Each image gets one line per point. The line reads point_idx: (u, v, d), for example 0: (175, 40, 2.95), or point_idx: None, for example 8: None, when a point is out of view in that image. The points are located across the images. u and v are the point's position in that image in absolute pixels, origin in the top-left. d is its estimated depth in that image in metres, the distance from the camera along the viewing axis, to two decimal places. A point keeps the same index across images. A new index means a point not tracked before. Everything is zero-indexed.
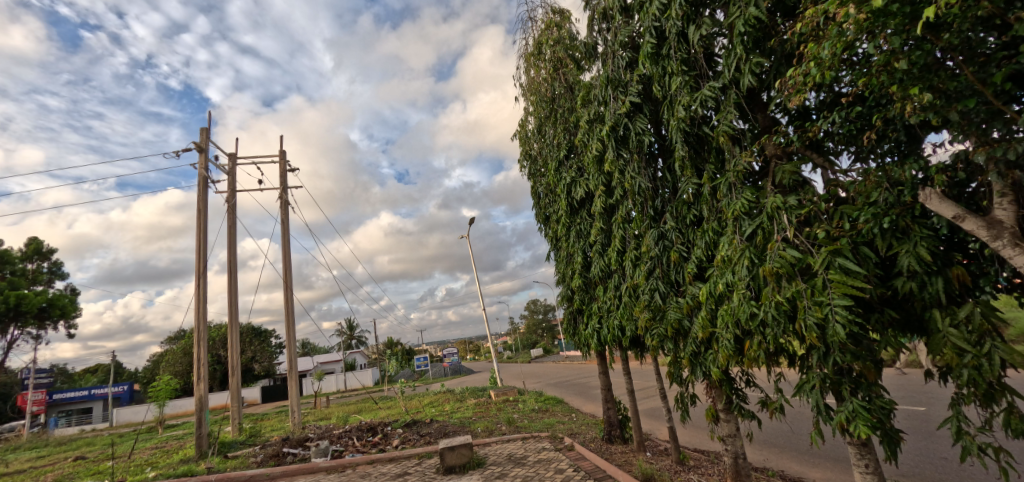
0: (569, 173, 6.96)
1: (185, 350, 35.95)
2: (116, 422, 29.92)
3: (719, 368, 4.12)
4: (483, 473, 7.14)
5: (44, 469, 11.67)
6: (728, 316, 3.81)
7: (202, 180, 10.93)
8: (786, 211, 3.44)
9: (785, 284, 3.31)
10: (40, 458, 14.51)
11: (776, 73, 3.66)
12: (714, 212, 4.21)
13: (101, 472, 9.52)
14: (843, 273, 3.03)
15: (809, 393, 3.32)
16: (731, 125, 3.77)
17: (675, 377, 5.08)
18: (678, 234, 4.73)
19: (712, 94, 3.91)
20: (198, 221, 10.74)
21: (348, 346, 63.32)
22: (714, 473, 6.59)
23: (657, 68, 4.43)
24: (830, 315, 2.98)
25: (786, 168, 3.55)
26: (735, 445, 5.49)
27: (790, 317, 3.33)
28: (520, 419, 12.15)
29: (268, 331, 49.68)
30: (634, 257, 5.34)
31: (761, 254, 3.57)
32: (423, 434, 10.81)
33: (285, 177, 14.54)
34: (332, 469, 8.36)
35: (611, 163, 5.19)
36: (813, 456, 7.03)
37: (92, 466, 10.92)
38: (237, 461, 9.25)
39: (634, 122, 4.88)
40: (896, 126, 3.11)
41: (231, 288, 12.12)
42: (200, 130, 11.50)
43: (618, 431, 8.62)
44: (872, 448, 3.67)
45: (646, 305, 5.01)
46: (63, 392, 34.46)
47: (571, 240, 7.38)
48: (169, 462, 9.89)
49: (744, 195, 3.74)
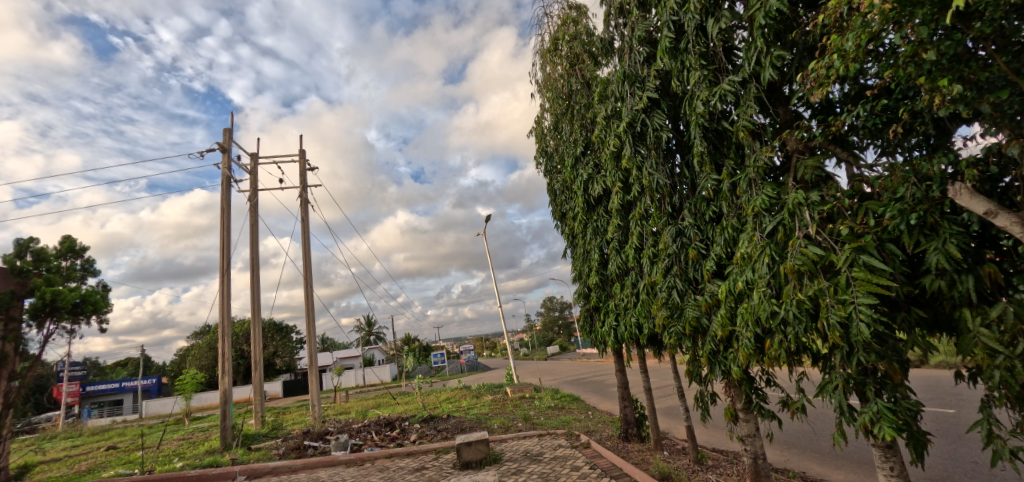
0: (586, 170, 6.95)
1: (210, 345, 36.97)
2: (144, 414, 30.93)
3: (739, 366, 4.10)
4: (499, 469, 7.19)
5: (78, 458, 12.13)
6: (747, 315, 3.77)
7: (225, 179, 11.20)
8: (808, 208, 3.40)
9: (807, 282, 3.27)
10: (73, 447, 15.05)
11: (798, 66, 3.59)
12: (734, 209, 4.13)
13: (131, 462, 9.85)
14: (867, 271, 2.97)
15: (831, 394, 3.27)
16: (751, 120, 3.73)
17: (693, 376, 5.05)
18: (696, 231, 4.68)
19: (731, 89, 3.88)
20: (221, 219, 11.01)
21: (367, 342, 64.58)
22: (732, 473, 6.52)
23: (676, 62, 4.39)
24: (853, 314, 2.93)
25: (808, 164, 3.49)
26: (754, 445, 5.41)
27: (812, 316, 3.28)
28: (536, 415, 12.20)
29: (287, 328, 50.50)
30: (651, 254, 5.31)
31: (782, 251, 3.52)
32: (440, 429, 10.91)
33: (305, 175, 14.91)
34: (351, 462, 8.51)
35: (629, 159, 5.16)
36: (835, 458, 6.87)
37: (122, 456, 11.32)
38: (260, 452, 9.49)
39: (651, 118, 4.87)
40: (923, 119, 3.01)
41: (254, 286, 12.39)
42: (224, 130, 11.80)
43: (635, 430, 8.55)
44: (898, 451, 3.57)
45: (664, 303, 4.98)
46: (95, 385, 35.88)
47: (588, 237, 7.35)
48: (196, 453, 10.19)
49: (764, 191, 3.69)
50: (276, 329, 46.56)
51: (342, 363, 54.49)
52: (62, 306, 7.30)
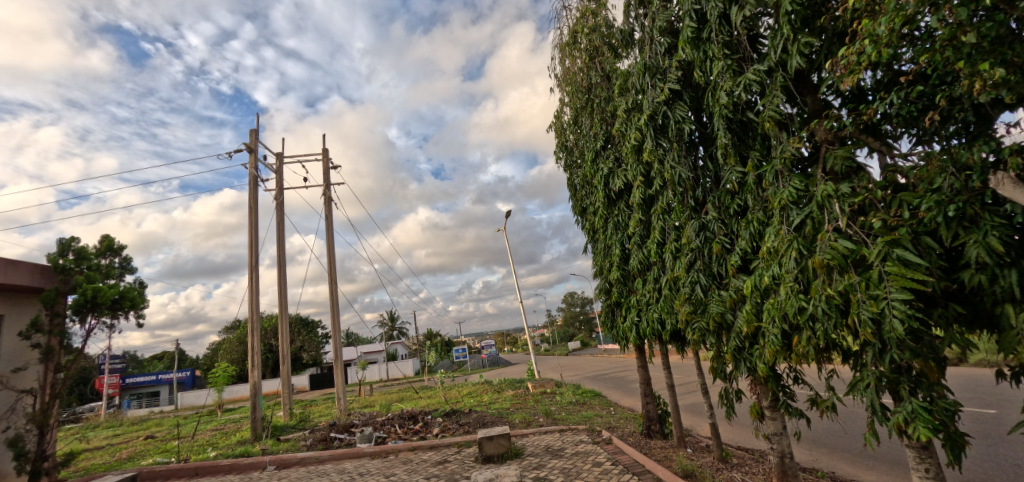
0: (607, 164, 6.88)
1: (240, 339, 38.22)
2: (180, 405, 32.26)
3: (765, 363, 4.01)
4: (521, 464, 7.23)
5: (120, 446, 12.75)
6: (774, 310, 3.68)
7: (253, 179, 11.52)
8: (838, 200, 3.28)
9: (836, 277, 3.16)
10: (115, 435, 15.82)
11: (827, 53, 3.46)
12: (760, 202, 4.03)
13: (168, 451, 10.30)
14: (901, 265, 2.85)
15: (863, 393, 3.17)
16: (777, 110, 3.62)
17: (717, 373, 4.96)
18: (720, 225, 4.59)
19: (756, 78, 3.77)
20: (249, 217, 11.34)
21: (391, 337, 65.70)
22: (758, 472, 6.39)
23: (698, 53, 4.29)
24: (886, 310, 2.82)
25: (838, 154, 3.37)
26: (780, 444, 5.28)
27: (842, 312, 3.18)
28: (557, 411, 12.19)
29: (313, 323, 51.77)
30: (673, 249, 5.22)
31: (810, 245, 3.41)
32: (462, 423, 11.03)
33: (328, 173, 15.21)
34: (375, 454, 8.69)
35: (650, 153, 5.07)
36: (866, 458, 6.65)
37: (161, 444, 11.85)
38: (289, 443, 9.79)
39: (673, 110, 4.77)
40: (963, 105, 2.86)
41: (282, 282, 12.73)
42: (251, 131, 12.13)
43: (657, 426, 8.46)
44: (934, 452, 3.43)
45: (687, 298, 4.90)
46: (134, 377, 37.58)
47: (608, 232, 7.28)
48: (228, 443, 10.58)
49: (792, 183, 3.58)
50: (303, 324, 47.78)
51: (367, 357, 55.57)
52: (102, 302, 7.66)
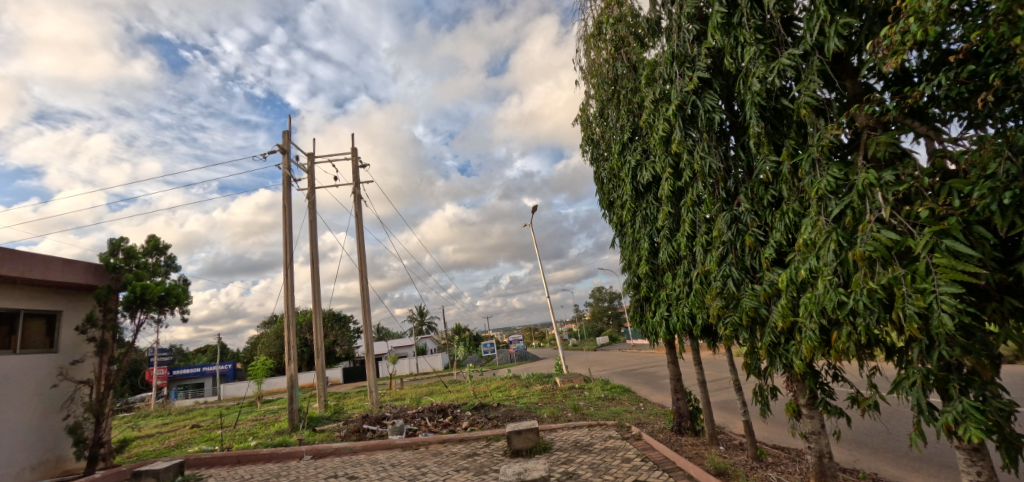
0: (634, 156, 6.76)
1: (277, 334, 39.67)
2: (222, 396, 33.83)
3: (802, 360, 3.87)
4: (550, 458, 7.24)
5: (169, 434, 13.49)
6: (811, 305, 3.54)
7: (286, 179, 11.90)
8: (881, 189, 3.12)
9: (879, 270, 3.01)
10: (165, 424, 16.76)
11: (868, 34, 3.28)
12: (796, 193, 3.87)
13: (212, 439, 10.83)
14: (951, 257, 2.68)
15: (909, 391, 3.02)
16: (814, 96, 3.46)
17: (751, 369, 4.82)
18: (753, 217, 4.44)
19: (791, 63, 3.62)
20: (284, 216, 11.73)
21: (421, 331, 66.84)
22: (795, 472, 6.19)
23: (729, 39, 4.15)
24: (934, 304, 2.67)
25: (880, 140, 3.20)
26: (819, 443, 5.09)
27: (886, 306, 3.03)
28: (586, 406, 12.14)
29: (346, 318, 53.23)
30: (704, 242, 5.08)
31: (851, 237, 3.25)
32: (491, 417, 11.13)
33: (358, 172, 15.54)
34: (406, 446, 8.88)
35: (679, 144, 4.95)
36: (912, 459, 6.33)
37: (206, 433, 12.48)
38: (324, 434, 10.14)
39: (703, 99, 4.65)
40: (1020, 84, 2.66)
41: (316, 278, 13.14)
42: (284, 132, 12.53)
43: (688, 423, 8.30)
44: (987, 455, 3.24)
45: (719, 293, 4.77)
46: (180, 369, 39.61)
47: (637, 226, 7.16)
48: (268, 433, 11.04)
49: (830, 172, 3.42)
50: (336, 319, 49.19)
51: (398, 352, 56.75)
52: (150, 298, 8.11)
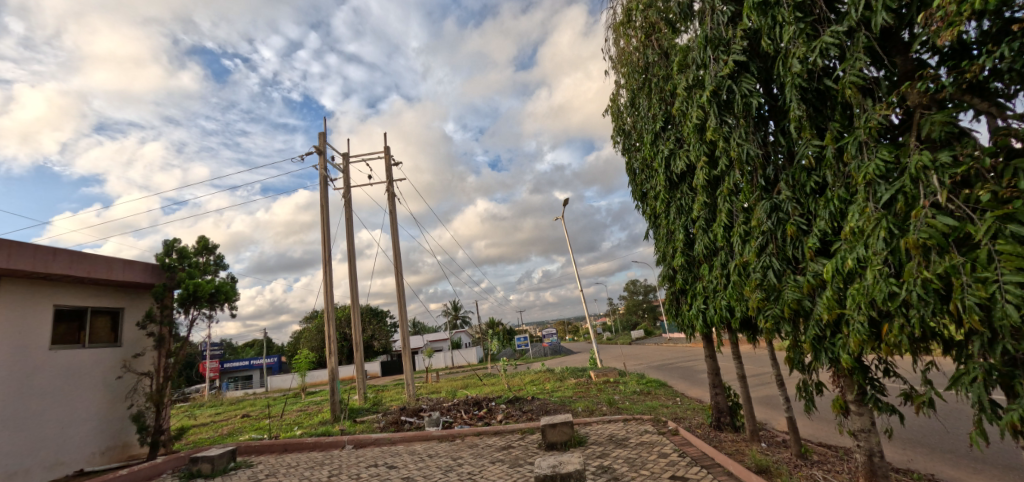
0: (667, 145, 6.59)
1: (319, 329, 41.25)
2: (270, 388, 35.54)
3: (850, 354, 3.68)
4: (584, 452, 7.23)
5: (223, 423, 14.32)
6: (859, 297, 3.36)
7: (324, 178, 12.30)
8: (937, 172, 2.92)
9: (935, 258, 2.82)
10: (219, 413, 17.79)
11: (920, 5, 3.06)
12: (841, 178, 3.68)
13: (261, 428, 11.42)
14: (1017, 243, 2.48)
15: (969, 387, 2.83)
16: (860, 75, 3.27)
17: (794, 363, 4.63)
18: (795, 205, 4.24)
19: (835, 41, 3.42)
20: (323, 215, 12.15)
21: (456, 325, 67.88)
22: (843, 471, 5.92)
23: (766, 19, 3.97)
24: (998, 294, 2.48)
25: (935, 119, 2.98)
26: (868, 442, 4.84)
27: (943, 297, 2.84)
28: (621, 400, 12.01)
29: (384, 313, 54.70)
30: (742, 233, 4.89)
31: (903, 223, 3.06)
32: (525, 410, 11.21)
33: (391, 170, 15.87)
34: (443, 437, 9.08)
35: (714, 131, 4.78)
36: (974, 460, 5.93)
37: (256, 422, 13.17)
38: (364, 425, 10.50)
39: (739, 83, 4.47)
40: None
41: (354, 275, 13.56)
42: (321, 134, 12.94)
43: (728, 418, 8.08)
44: None
45: (758, 285, 4.58)
46: (231, 362, 41.85)
47: (671, 217, 6.99)
48: (312, 423, 11.54)
49: (879, 155, 3.23)
50: (373, 314, 50.63)
51: (434, 345, 57.86)
52: (201, 296, 8.60)
